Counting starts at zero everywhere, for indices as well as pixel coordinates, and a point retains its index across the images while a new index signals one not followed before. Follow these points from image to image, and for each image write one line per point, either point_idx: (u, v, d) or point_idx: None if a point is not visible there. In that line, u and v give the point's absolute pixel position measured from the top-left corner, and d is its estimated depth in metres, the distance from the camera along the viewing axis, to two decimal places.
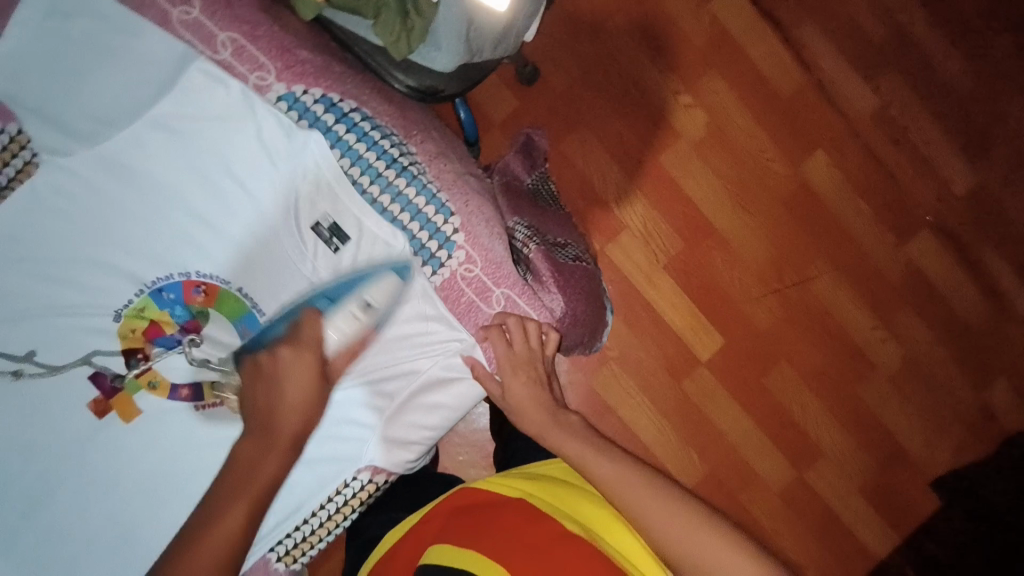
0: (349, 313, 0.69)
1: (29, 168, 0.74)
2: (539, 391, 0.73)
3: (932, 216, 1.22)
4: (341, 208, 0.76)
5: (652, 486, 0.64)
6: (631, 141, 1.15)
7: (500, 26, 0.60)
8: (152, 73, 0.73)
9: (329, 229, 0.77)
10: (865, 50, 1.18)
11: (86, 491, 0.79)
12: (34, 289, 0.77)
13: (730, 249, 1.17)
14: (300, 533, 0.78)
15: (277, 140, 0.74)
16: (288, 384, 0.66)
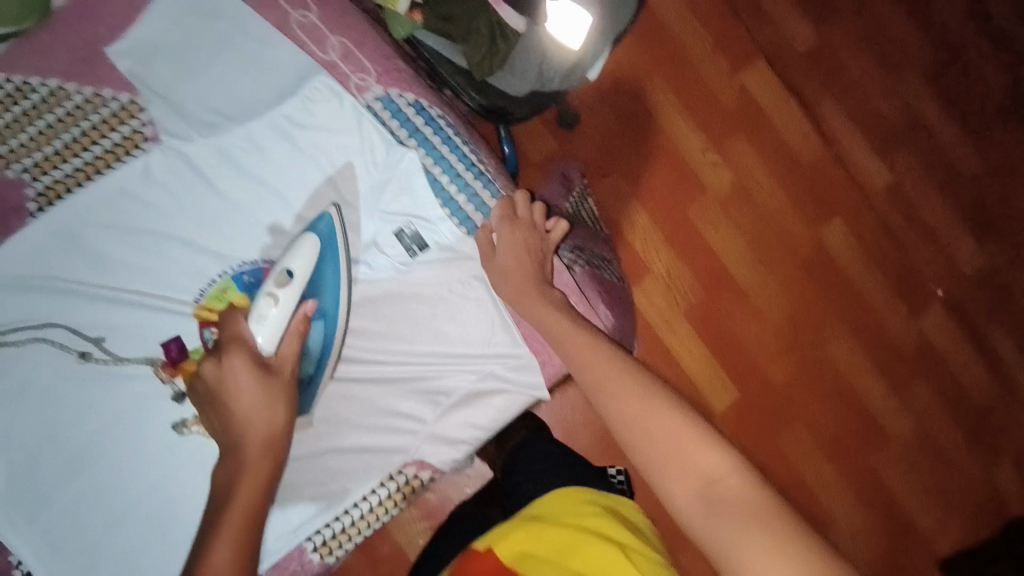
0: (264, 299, 0.63)
1: (135, 138, 0.74)
2: (527, 260, 0.71)
3: (943, 291, 1.27)
4: (424, 216, 0.77)
5: (634, 379, 0.59)
6: (660, 192, 1.21)
7: (571, 62, 0.66)
8: (267, 73, 0.76)
9: (415, 233, 0.77)
10: (883, 130, 1.26)
11: (94, 484, 0.73)
12: (112, 257, 0.74)
13: (750, 301, 1.21)
14: (335, 526, 0.75)
15: (377, 150, 0.76)
16: (232, 392, 0.59)
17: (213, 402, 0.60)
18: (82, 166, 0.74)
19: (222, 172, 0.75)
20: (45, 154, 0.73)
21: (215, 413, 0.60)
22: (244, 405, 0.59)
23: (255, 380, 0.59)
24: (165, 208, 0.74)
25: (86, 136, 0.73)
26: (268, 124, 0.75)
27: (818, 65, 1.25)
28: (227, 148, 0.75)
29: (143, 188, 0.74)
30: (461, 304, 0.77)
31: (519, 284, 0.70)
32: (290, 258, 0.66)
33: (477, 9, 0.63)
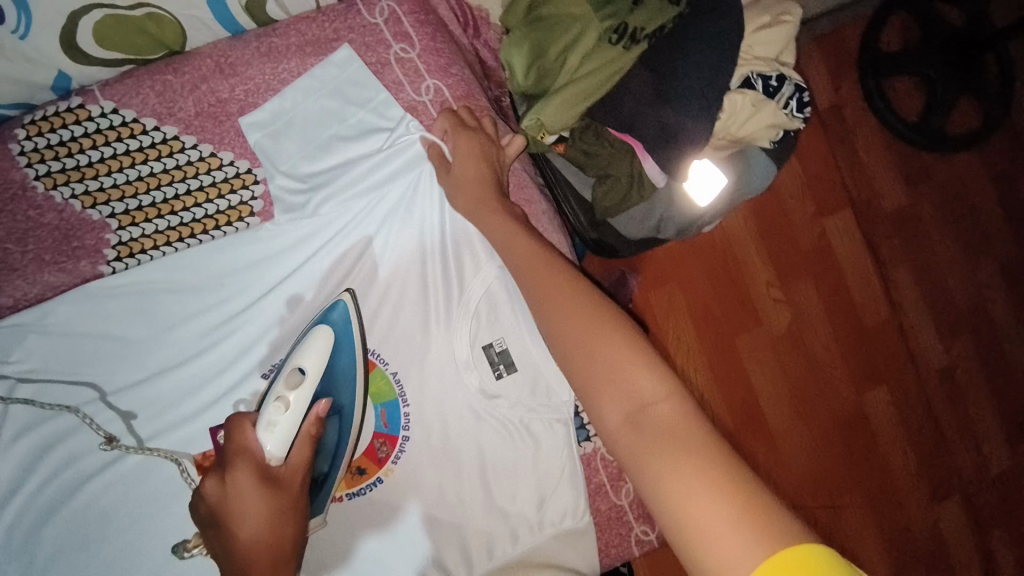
0: (274, 403, 0.57)
1: (242, 210, 0.74)
2: (487, 173, 0.67)
3: (966, 489, 1.22)
4: (518, 336, 0.73)
5: (573, 289, 0.53)
6: (714, 311, 1.16)
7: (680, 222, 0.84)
8: (391, 178, 0.72)
9: (503, 350, 0.72)
10: (949, 313, 1.23)
11: (78, 550, 0.68)
12: (178, 320, 0.72)
13: (777, 451, 1.16)
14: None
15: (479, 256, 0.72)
16: (239, 512, 0.53)
17: (219, 526, 0.55)
18: (177, 226, 0.73)
19: (317, 250, 0.72)
20: (140, 203, 0.71)
21: (221, 537, 0.55)
22: (251, 528, 0.53)
23: (261, 499, 0.54)
24: (250, 294, 0.73)
25: (191, 198, 0.72)
26: (376, 233, 0.73)
27: (902, 229, 1.23)
28: (329, 246, 0.72)
29: (234, 269, 0.72)
30: (527, 458, 0.72)
31: (474, 192, 0.66)
32: (302, 353, 0.61)
33: (625, 159, 0.78)
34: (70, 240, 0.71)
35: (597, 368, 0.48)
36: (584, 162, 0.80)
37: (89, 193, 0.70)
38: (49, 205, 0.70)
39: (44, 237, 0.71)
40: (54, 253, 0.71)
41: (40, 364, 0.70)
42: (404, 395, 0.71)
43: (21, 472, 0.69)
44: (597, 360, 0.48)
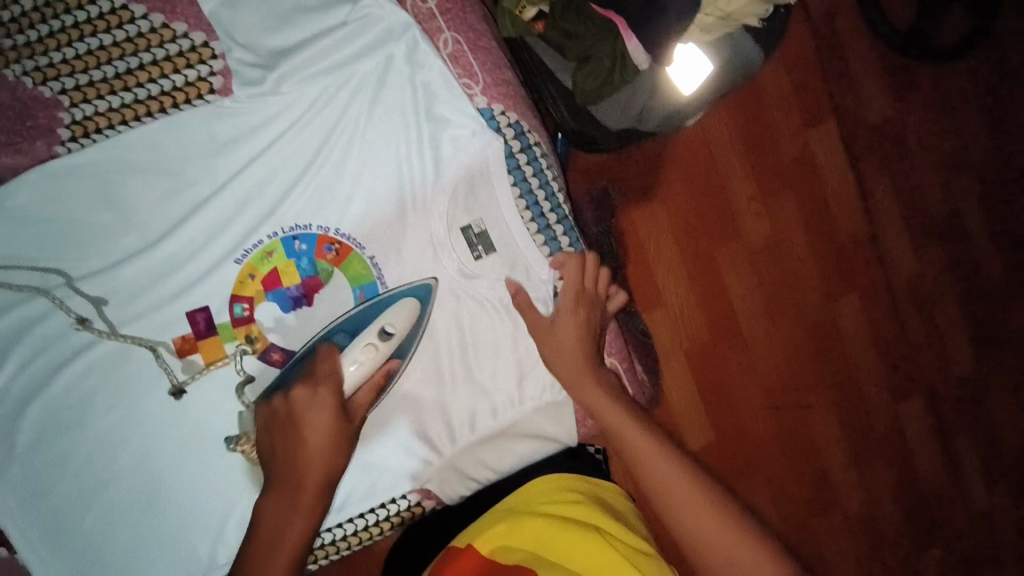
0: (365, 346, 0.69)
1: (200, 87, 0.72)
2: (579, 309, 0.78)
3: (927, 386, 1.31)
4: (497, 220, 0.79)
5: (627, 417, 0.74)
6: (696, 224, 1.16)
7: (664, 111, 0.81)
8: (358, 57, 0.74)
9: (480, 233, 0.79)
10: (923, 222, 1.26)
11: (86, 414, 0.74)
12: (140, 196, 0.73)
13: (749, 357, 1.22)
14: (340, 533, 0.79)
15: (453, 143, 0.76)
16: (310, 423, 0.64)
17: (284, 425, 0.65)
18: (137, 105, 0.72)
19: (287, 133, 0.74)
20: (92, 78, 0.72)
21: (283, 439, 0.64)
22: (313, 440, 0.63)
23: (330, 420, 0.64)
24: (217, 176, 0.74)
25: (147, 74, 0.72)
26: (344, 112, 0.75)
27: (883, 141, 1.22)
28: (300, 124, 0.74)
29: (204, 149, 0.73)
30: (503, 334, 0.81)
31: (570, 340, 0.77)
32: (389, 319, 0.71)
33: (607, 36, 0.71)
34: (24, 119, 0.71)
35: (640, 462, 0.71)
36: (562, 42, 0.75)
37: (40, 69, 0.71)
38: None
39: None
40: (8, 133, 0.70)
41: (11, 244, 0.71)
42: (383, 276, 0.77)
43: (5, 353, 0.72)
44: (672, 491, 0.69)
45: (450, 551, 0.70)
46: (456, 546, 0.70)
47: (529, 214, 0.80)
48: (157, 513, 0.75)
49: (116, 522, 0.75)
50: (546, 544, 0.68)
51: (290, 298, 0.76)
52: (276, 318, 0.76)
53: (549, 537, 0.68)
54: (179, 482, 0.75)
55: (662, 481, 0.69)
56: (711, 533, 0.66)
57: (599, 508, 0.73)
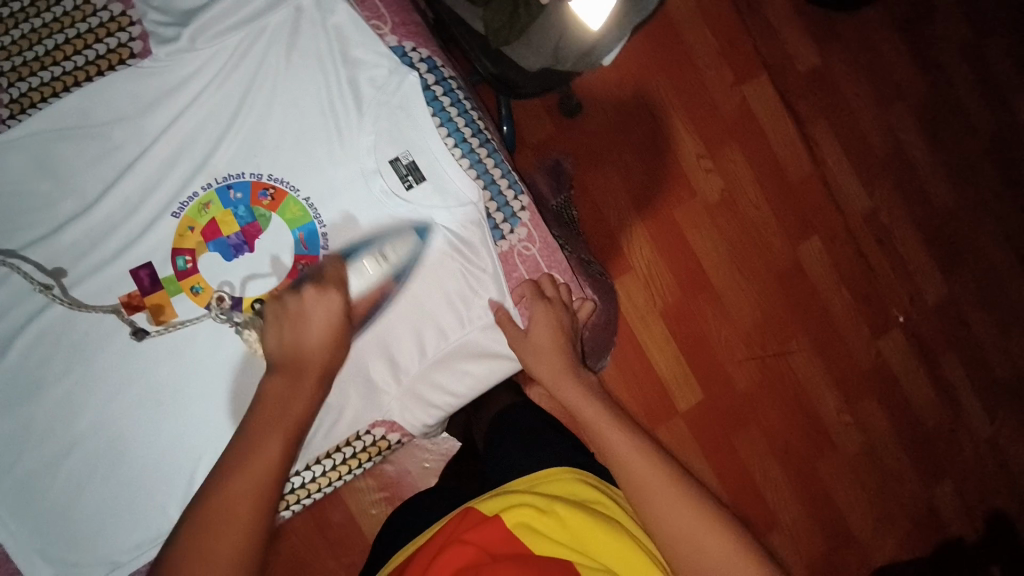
0: (370, 258, 0.67)
1: (121, 54, 0.63)
2: (560, 337, 0.68)
3: (903, 317, 1.32)
4: (427, 145, 0.67)
5: (602, 414, 0.66)
6: (651, 186, 1.20)
7: (591, 42, 0.61)
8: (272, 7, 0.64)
9: (411, 164, 0.67)
10: (868, 159, 1.30)
11: (34, 391, 0.63)
12: (63, 165, 0.63)
13: (723, 309, 1.24)
14: (302, 477, 0.69)
15: (377, 79, 0.66)
16: (315, 319, 0.60)
17: (287, 321, 0.60)
18: (53, 81, 0.62)
19: (214, 94, 0.64)
20: (22, 59, 0.62)
21: (281, 333, 0.60)
22: (315, 336, 0.60)
23: (336, 314, 0.61)
24: (144, 141, 0.64)
25: (66, 49, 0.62)
26: (272, 57, 0.65)
27: (816, 87, 1.27)
28: (221, 80, 0.64)
29: (122, 112, 0.63)
30: (442, 261, 0.68)
31: (549, 356, 0.67)
32: (389, 244, 0.67)
33: None
34: None
35: (632, 475, 0.62)
36: None
37: None
38: None
39: None
40: None
41: None
42: (320, 214, 0.66)
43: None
44: (656, 499, 0.60)
45: (471, 516, 0.69)
46: (475, 511, 0.69)
47: (450, 141, 0.68)
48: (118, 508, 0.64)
49: (70, 522, 0.63)
50: (566, 526, 0.65)
51: (231, 247, 0.65)
52: (217, 269, 0.65)
53: (570, 520, 0.66)
54: (147, 474, 0.64)
55: (659, 495, 0.60)
56: (707, 552, 0.57)
57: (617, 505, 0.71)
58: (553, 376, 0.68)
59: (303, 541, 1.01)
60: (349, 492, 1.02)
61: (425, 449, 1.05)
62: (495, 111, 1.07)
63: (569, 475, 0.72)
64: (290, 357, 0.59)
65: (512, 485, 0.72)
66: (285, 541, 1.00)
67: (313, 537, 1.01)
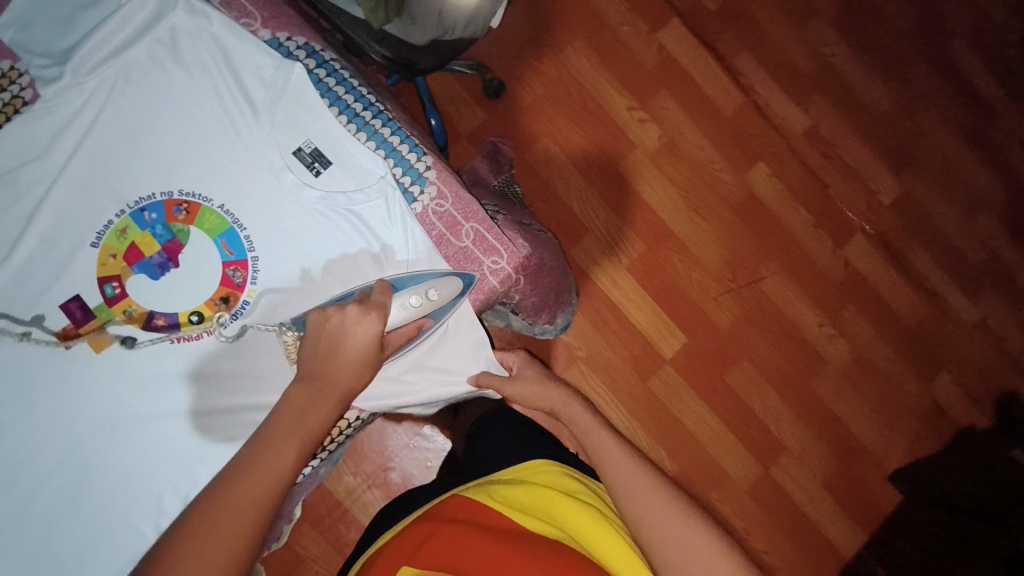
0: (412, 295, 0.51)
1: (15, 105, 0.51)
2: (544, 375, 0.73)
3: (868, 224, 1.31)
4: (326, 128, 0.53)
5: (599, 428, 0.68)
6: (589, 149, 1.22)
7: (471, 9, 0.64)
8: (156, 18, 0.51)
9: (313, 150, 0.53)
10: (795, 77, 1.30)
11: None
12: None
13: (688, 251, 1.23)
14: None
15: (259, 78, 0.52)
16: (350, 347, 0.49)
17: (322, 337, 0.50)
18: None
19: (107, 130, 0.51)
20: None
21: (314, 348, 0.50)
22: (349, 363, 0.49)
23: (371, 352, 0.50)
24: (31, 198, 0.51)
25: None
26: (159, 75, 0.52)
27: (729, 20, 1.29)
28: (117, 103, 0.51)
29: (22, 158, 0.50)
30: (398, 263, 0.54)
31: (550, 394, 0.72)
32: (435, 283, 0.51)
33: None
34: None
35: (610, 471, 0.63)
36: None
37: None
38: None
39: None
40: None
41: None
42: (239, 219, 0.52)
43: None
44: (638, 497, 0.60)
45: (455, 502, 0.65)
46: (460, 497, 0.65)
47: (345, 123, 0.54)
48: (110, 527, 0.50)
49: (51, 552, 0.50)
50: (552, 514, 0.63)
51: (158, 267, 0.52)
52: (154, 295, 0.52)
53: (557, 505, 0.63)
54: (94, 533, 0.50)
55: (631, 487, 0.61)
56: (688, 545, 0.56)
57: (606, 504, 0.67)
58: (553, 402, 0.72)
59: (324, 564, 1.00)
60: (358, 506, 1.02)
61: (424, 449, 1.04)
62: (420, 107, 1.09)
63: (555, 467, 0.69)
64: (316, 369, 0.50)
65: (498, 476, 0.69)
66: (307, 568, 1.00)
67: (333, 558, 1.01)
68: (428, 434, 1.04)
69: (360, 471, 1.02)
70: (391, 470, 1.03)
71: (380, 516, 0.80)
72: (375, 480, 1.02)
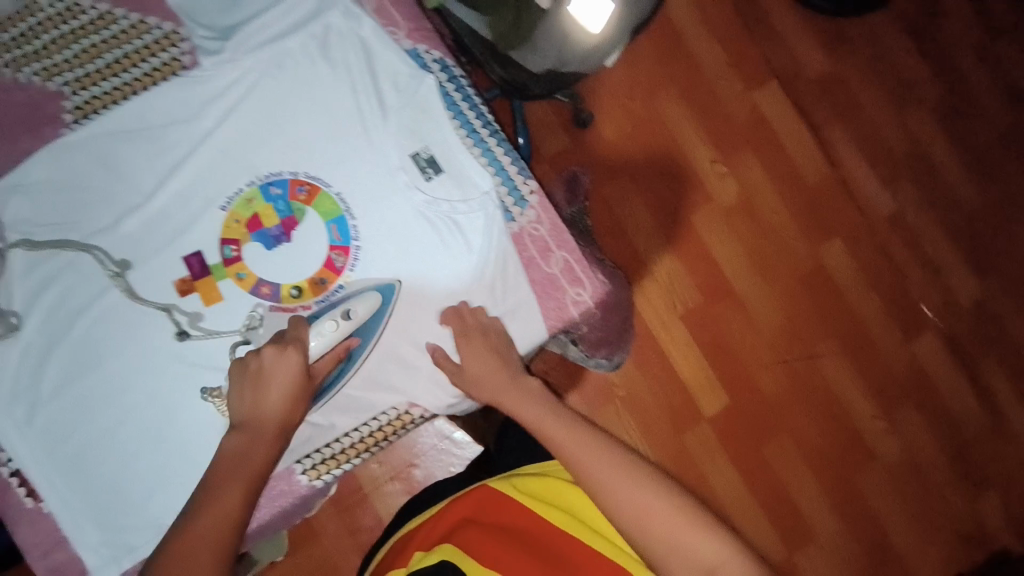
0: (327, 319, 0.52)
1: (171, 68, 0.55)
2: (500, 361, 0.55)
3: (938, 320, 1.26)
4: (446, 138, 0.56)
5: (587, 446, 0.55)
6: (666, 194, 1.22)
7: (590, 44, 0.65)
8: (314, 15, 0.55)
9: (429, 156, 0.56)
10: (886, 159, 1.28)
11: (52, 366, 0.53)
12: (84, 170, 0.53)
13: (747, 313, 1.21)
14: (325, 451, 0.56)
15: (395, 82, 0.56)
16: (275, 382, 0.50)
17: (245, 381, 0.50)
18: (96, 98, 0.54)
19: (251, 106, 0.55)
20: (67, 81, 0.54)
21: (241, 397, 0.50)
22: (277, 399, 0.50)
23: (297, 380, 0.50)
24: (172, 155, 0.55)
25: (117, 62, 0.54)
26: (308, 65, 0.55)
27: (828, 91, 1.28)
28: (264, 85, 0.55)
29: (173, 117, 0.54)
30: (481, 278, 0.56)
31: (494, 389, 0.56)
32: (349, 304, 0.53)
33: None
34: (34, 114, 0.54)
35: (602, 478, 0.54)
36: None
37: (42, 70, 0.54)
38: (12, 85, 0.54)
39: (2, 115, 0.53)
40: (18, 130, 0.54)
41: None
42: (352, 209, 0.56)
43: (19, 303, 0.53)
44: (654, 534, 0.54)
45: (470, 498, 0.64)
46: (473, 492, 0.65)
47: (465, 138, 0.56)
48: (169, 475, 0.53)
49: (120, 486, 0.53)
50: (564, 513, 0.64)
51: (273, 240, 0.55)
52: (264, 261, 0.55)
53: (566, 495, 0.65)
54: (164, 478, 0.53)
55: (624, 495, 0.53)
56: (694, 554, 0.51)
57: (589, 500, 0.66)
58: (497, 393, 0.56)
59: (333, 547, 1.02)
60: (378, 496, 1.03)
61: (451, 453, 1.05)
62: (511, 125, 1.12)
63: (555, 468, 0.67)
64: (244, 416, 0.50)
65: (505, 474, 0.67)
66: (317, 548, 1.01)
67: (342, 543, 1.02)
68: (457, 439, 1.05)
69: (385, 463, 1.03)
70: (415, 466, 1.04)
71: (404, 508, 0.82)
72: (397, 474, 1.04)
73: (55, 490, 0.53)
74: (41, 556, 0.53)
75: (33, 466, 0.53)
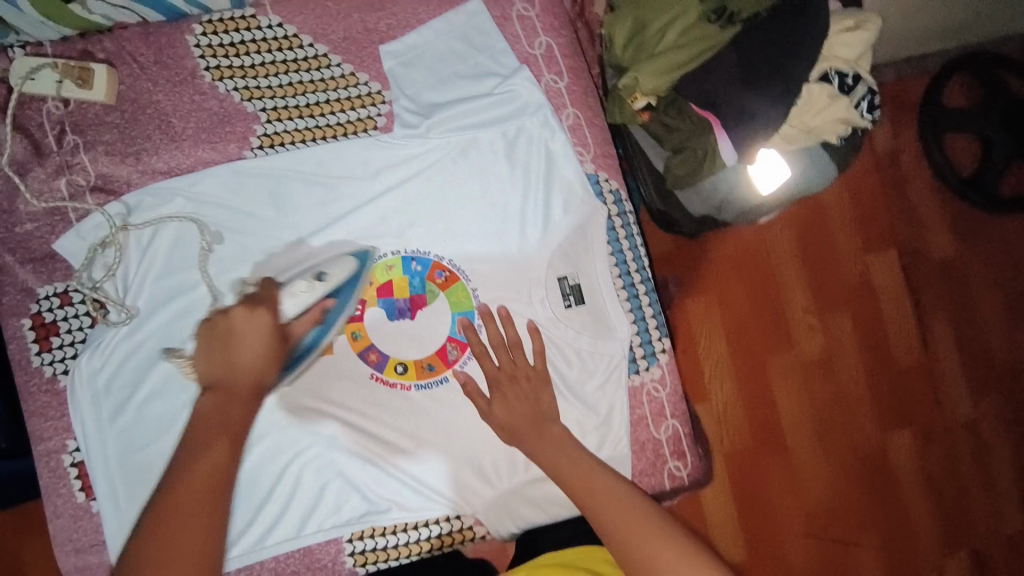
0: (301, 280, 0.50)
1: (364, 125, 0.56)
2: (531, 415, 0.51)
3: (980, 546, 0.98)
4: (599, 272, 0.55)
5: (642, 514, 0.45)
6: (746, 317, 0.98)
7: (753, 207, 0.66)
8: (512, 113, 0.55)
9: (576, 284, 0.55)
10: (983, 369, 1.02)
11: (152, 374, 0.53)
12: (251, 195, 0.54)
13: (795, 478, 0.96)
14: (380, 540, 0.54)
15: (565, 201, 0.55)
16: (247, 339, 0.44)
17: (210, 342, 0.44)
18: (286, 131, 0.55)
19: (423, 183, 0.55)
20: (263, 105, 0.55)
21: (203, 357, 0.44)
22: (252, 355, 0.44)
23: (274, 331, 0.46)
24: (333, 205, 0.55)
25: (316, 105, 0.55)
26: (491, 160, 0.55)
27: (947, 277, 1.01)
28: (443, 166, 0.55)
29: (350, 172, 0.55)
30: (583, 420, 0.54)
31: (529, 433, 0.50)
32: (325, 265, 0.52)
33: (700, 133, 0.59)
34: (220, 127, 0.54)
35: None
36: (658, 130, 0.62)
37: (243, 88, 0.55)
38: (211, 91, 0.54)
39: (191, 119, 0.54)
40: (201, 136, 0.54)
41: (133, 206, 0.54)
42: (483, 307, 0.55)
43: (147, 301, 0.54)
44: None
45: None
46: None
47: (616, 277, 0.56)
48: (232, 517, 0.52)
49: None
50: None
51: (397, 311, 0.55)
52: (384, 329, 0.55)
53: None
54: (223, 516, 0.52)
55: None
56: None
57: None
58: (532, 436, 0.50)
59: None
60: None
61: None
62: None
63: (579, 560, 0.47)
64: (214, 376, 0.43)
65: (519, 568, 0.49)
66: None
67: None
68: None
69: None
70: None
71: None
72: None
73: (115, 494, 0.52)
74: (72, 552, 0.53)
75: (100, 462, 0.52)
